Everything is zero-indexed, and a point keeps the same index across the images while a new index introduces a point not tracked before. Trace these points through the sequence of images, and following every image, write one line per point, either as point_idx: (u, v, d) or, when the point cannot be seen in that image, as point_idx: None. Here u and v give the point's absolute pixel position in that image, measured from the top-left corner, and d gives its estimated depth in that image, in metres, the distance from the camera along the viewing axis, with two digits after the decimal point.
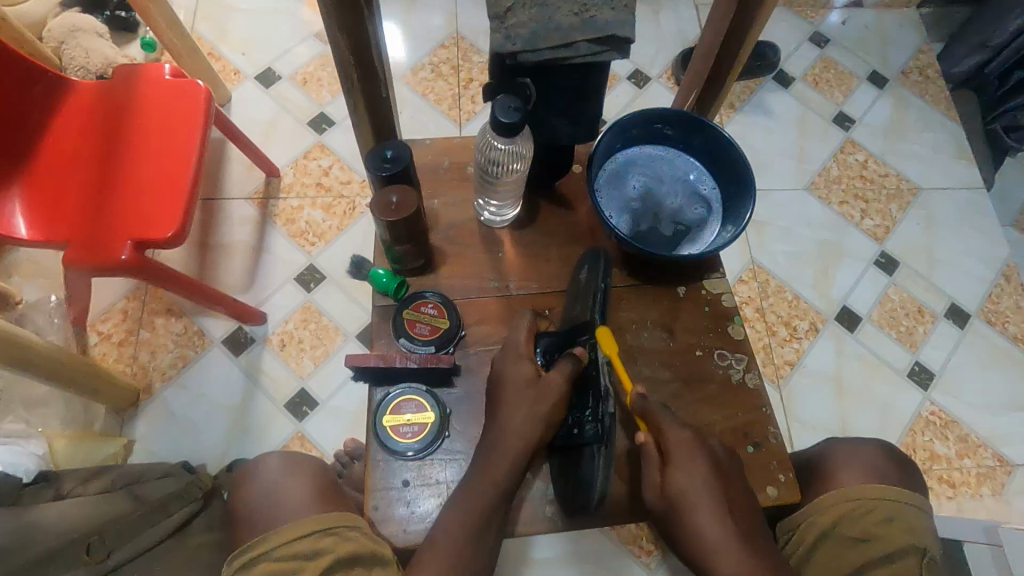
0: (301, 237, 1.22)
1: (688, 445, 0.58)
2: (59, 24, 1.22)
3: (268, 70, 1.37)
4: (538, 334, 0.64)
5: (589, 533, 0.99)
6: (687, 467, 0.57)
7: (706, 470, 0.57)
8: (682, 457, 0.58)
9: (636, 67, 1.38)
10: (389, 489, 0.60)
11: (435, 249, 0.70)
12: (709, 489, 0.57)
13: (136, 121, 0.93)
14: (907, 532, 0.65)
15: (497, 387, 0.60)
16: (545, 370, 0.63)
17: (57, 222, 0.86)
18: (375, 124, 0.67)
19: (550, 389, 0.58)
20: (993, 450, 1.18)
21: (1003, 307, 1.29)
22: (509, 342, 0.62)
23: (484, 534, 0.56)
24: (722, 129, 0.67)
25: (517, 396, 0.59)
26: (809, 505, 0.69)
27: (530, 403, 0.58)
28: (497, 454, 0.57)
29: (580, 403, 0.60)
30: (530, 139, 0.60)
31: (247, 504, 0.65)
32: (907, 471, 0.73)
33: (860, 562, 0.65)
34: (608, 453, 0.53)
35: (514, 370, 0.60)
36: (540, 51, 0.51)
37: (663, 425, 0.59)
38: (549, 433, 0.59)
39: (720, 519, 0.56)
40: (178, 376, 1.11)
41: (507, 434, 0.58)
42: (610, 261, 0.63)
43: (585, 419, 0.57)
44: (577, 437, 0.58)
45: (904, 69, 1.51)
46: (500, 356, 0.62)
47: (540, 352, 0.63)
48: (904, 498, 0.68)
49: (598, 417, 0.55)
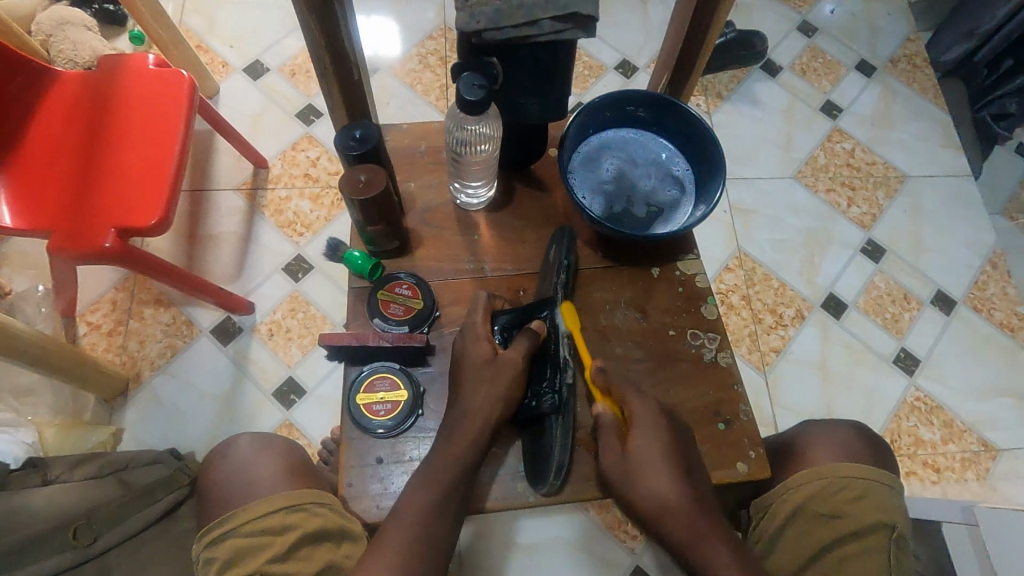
0: (289, 227, 1.23)
1: (653, 416, 0.61)
2: (48, 17, 1.23)
3: (257, 63, 1.38)
4: (494, 313, 0.65)
5: (574, 517, 1.01)
6: (650, 431, 0.60)
7: (666, 436, 0.60)
8: (647, 425, 0.60)
9: (623, 57, 1.39)
10: (364, 466, 0.62)
11: (411, 232, 0.71)
12: (667, 454, 0.60)
13: (119, 111, 0.94)
14: (877, 510, 0.66)
15: (457, 367, 0.62)
16: (502, 348, 0.64)
17: (40, 210, 0.87)
18: (350, 107, 0.68)
19: (507, 367, 0.60)
20: (979, 435, 1.18)
21: (989, 294, 1.29)
22: (466, 324, 0.63)
23: (449, 505, 0.57)
24: (694, 110, 0.68)
25: (477, 373, 0.60)
26: (782, 483, 0.70)
27: (490, 379, 0.60)
28: (461, 427, 0.59)
29: (538, 377, 0.62)
30: (499, 118, 0.61)
31: (217, 482, 0.67)
32: (882, 453, 0.73)
33: (829, 538, 0.66)
34: (564, 423, 0.60)
35: (472, 349, 0.61)
36: (504, 29, 0.52)
37: (625, 395, 0.62)
38: (511, 407, 0.60)
39: (677, 481, 0.59)
40: (166, 365, 1.12)
41: (469, 408, 0.59)
42: (574, 239, 0.67)
43: (543, 392, 0.61)
44: (536, 410, 0.61)
45: (892, 58, 1.51)
46: (459, 339, 0.63)
47: (498, 331, 0.64)
48: (876, 476, 0.68)
49: (556, 388, 0.61)
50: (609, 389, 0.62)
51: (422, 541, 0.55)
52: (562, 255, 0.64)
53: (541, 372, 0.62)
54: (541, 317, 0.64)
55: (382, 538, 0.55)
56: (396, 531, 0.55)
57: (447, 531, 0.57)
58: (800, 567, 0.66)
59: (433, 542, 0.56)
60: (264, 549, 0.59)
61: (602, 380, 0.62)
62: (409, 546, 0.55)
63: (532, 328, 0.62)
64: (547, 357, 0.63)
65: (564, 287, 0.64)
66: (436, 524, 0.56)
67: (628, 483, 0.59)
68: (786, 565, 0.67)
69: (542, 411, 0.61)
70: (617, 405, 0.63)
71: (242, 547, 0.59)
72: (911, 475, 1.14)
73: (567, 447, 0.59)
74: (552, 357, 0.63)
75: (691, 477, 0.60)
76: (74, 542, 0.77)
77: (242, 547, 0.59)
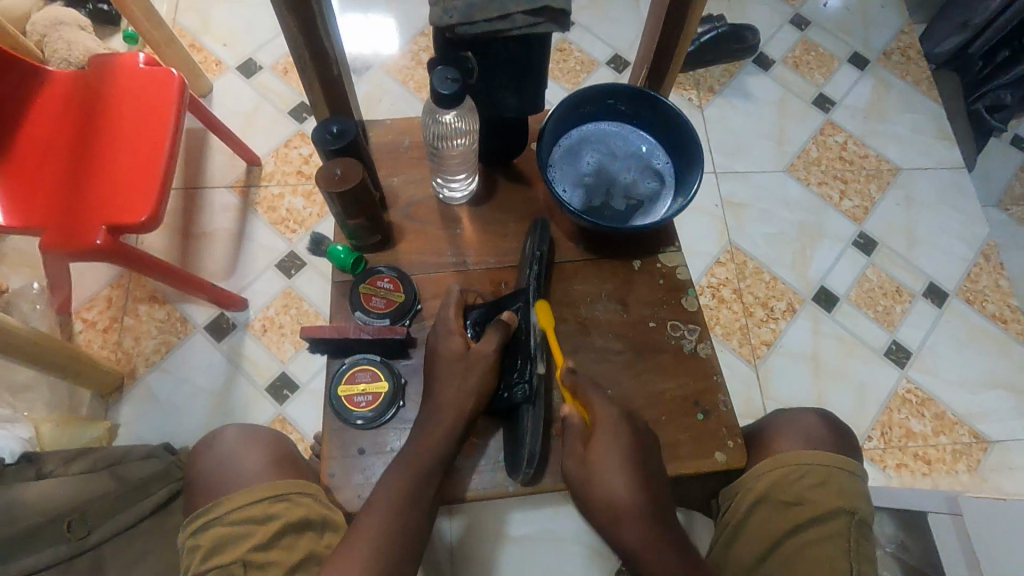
0: (282, 224, 1.24)
1: (616, 423, 0.61)
2: (42, 17, 1.24)
3: (250, 61, 1.39)
4: (468, 307, 0.66)
5: (566, 510, 1.01)
6: (610, 437, 0.60)
7: (626, 445, 0.60)
8: (608, 431, 0.60)
9: (615, 52, 1.39)
10: (346, 457, 0.63)
11: (394, 226, 0.71)
12: (626, 460, 0.59)
13: (110, 109, 0.95)
14: (837, 495, 0.67)
15: (429, 363, 0.62)
16: (475, 341, 0.65)
17: (32, 209, 0.88)
18: (332, 103, 0.69)
19: (479, 361, 0.61)
20: (970, 427, 1.18)
21: (981, 286, 1.29)
22: (438, 318, 0.64)
23: (421, 492, 0.58)
24: (672, 103, 0.69)
25: (448, 368, 0.61)
26: (746, 474, 0.71)
27: (462, 374, 0.60)
28: (432, 421, 0.60)
29: (509, 367, 0.63)
30: (474, 111, 0.62)
31: (203, 471, 0.68)
32: (846, 439, 0.74)
33: (792, 525, 0.67)
34: (535, 415, 0.59)
35: (444, 343, 0.62)
36: (476, 24, 0.53)
37: (590, 400, 0.62)
38: (483, 397, 0.61)
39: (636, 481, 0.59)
40: (161, 361, 1.13)
41: (443, 400, 0.60)
42: (549, 230, 0.68)
43: (512, 383, 0.62)
44: (508, 401, 0.62)
45: (885, 50, 1.51)
46: (432, 334, 0.64)
47: (471, 325, 0.65)
48: (837, 462, 0.69)
49: (527, 377, 0.61)
50: (576, 392, 0.62)
51: (396, 531, 0.56)
52: (535, 244, 0.66)
53: (512, 362, 0.63)
54: (512, 309, 0.65)
55: (353, 528, 0.56)
56: (366, 523, 0.56)
57: (421, 520, 0.58)
58: (764, 554, 0.67)
59: (407, 532, 0.57)
60: (246, 538, 0.59)
61: (571, 381, 0.62)
62: (383, 536, 0.56)
63: (502, 320, 0.63)
64: (519, 348, 0.63)
65: (537, 277, 0.64)
66: (410, 511, 0.57)
67: (588, 487, 0.60)
68: (750, 552, 0.68)
69: (515, 401, 0.61)
70: (584, 409, 0.62)
71: (226, 534, 0.60)
72: (903, 467, 1.15)
73: (537, 438, 0.59)
74: (524, 348, 0.63)
75: (649, 477, 0.60)
76: (67, 535, 0.78)
77: (225, 535, 0.60)
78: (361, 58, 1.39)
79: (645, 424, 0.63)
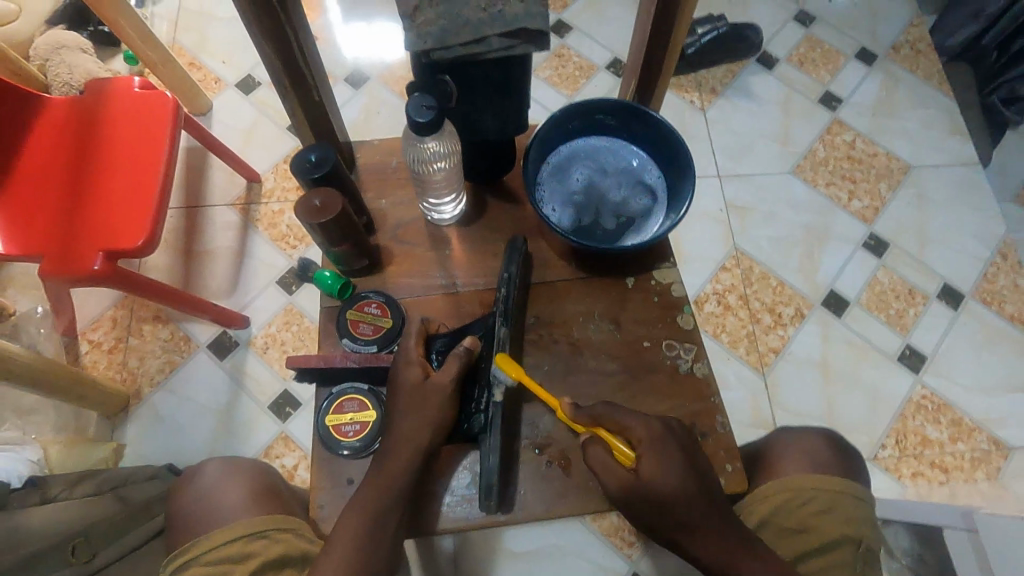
0: (282, 240, 1.24)
1: (659, 435, 0.60)
2: (45, 42, 1.25)
3: (249, 77, 1.39)
4: (431, 336, 0.65)
5: (572, 526, 0.99)
6: (654, 447, 0.59)
7: (676, 458, 0.59)
8: (655, 447, 0.59)
9: (614, 57, 1.37)
10: (335, 488, 0.62)
11: (382, 249, 0.71)
12: (682, 478, 0.58)
13: (107, 134, 0.96)
14: (845, 524, 0.65)
15: (390, 396, 0.61)
16: (438, 369, 0.64)
17: (32, 238, 0.89)
18: (316, 127, 0.68)
19: (435, 393, 0.60)
20: (989, 433, 1.14)
21: (999, 286, 1.25)
22: (400, 347, 0.63)
23: (390, 522, 0.57)
24: (662, 117, 0.67)
25: (407, 398, 0.60)
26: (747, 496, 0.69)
27: (418, 406, 0.60)
28: (394, 451, 0.59)
29: (468, 396, 0.64)
30: (455, 134, 0.62)
31: (185, 508, 0.69)
32: (851, 461, 0.73)
33: (797, 554, 0.65)
34: (490, 444, 0.60)
35: (402, 374, 0.61)
36: (451, 48, 0.52)
37: (621, 420, 0.61)
38: (445, 425, 0.61)
39: (685, 470, 0.59)
40: (165, 381, 1.14)
41: (408, 429, 0.59)
42: (524, 251, 0.68)
43: (473, 411, 0.63)
44: (468, 431, 0.63)
45: (895, 44, 1.47)
46: (392, 363, 0.63)
47: (435, 353, 0.65)
48: (844, 487, 0.67)
49: (484, 407, 0.62)
50: (598, 421, 0.61)
51: (365, 561, 0.56)
52: (503, 265, 0.66)
53: (476, 390, 0.63)
54: (477, 334, 0.65)
55: (319, 559, 0.57)
56: (332, 555, 0.56)
57: (386, 551, 0.57)
58: None
59: (371, 564, 0.56)
60: None
61: (588, 417, 0.61)
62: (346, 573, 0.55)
63: (462, 348, 0.62)
64: (482, 375, 0.63)
65: (505, 300, 0.64)
66: (381, 538, 0.57)
67: (651, 503, 0.58)
68: None
69: (472, 431, 0.63)
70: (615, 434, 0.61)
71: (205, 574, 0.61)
72: (918, 476, 1.11)
73: (495, 469, 0.60)
74: (484, 375, 0.63)
75: (709, 495, 0.59)
76: (73, 560, 0.76)
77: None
78: (360, 69, 1.38)
79: (684, 431, 0.62)
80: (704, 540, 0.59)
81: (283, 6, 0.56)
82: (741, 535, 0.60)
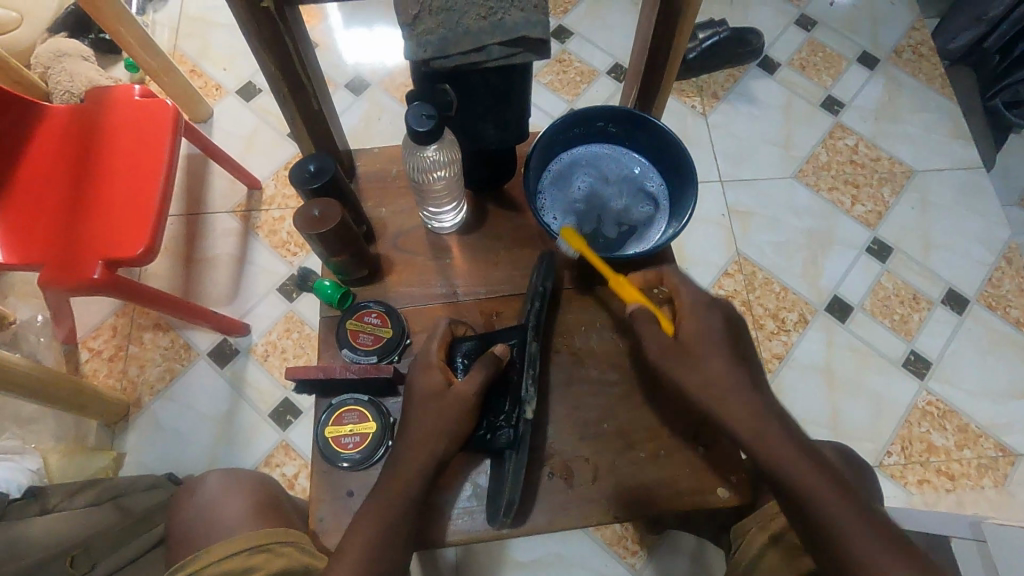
0: (283, 247, 1.24)
1: (703, 303, 0.60)
2: (46, 50, 1.25)
3: (249, 84, 1.39)
4: (456, 340, 0.64)
5: (575, 535, 0.98)
6: (700, 314, 0.60)
7: (717, 324, 0.59)
8: (696, 309, 0.60)
9: (615, 62, 1.36)
10: (336, 501, 0.62)
11: (382, 258, 0.70)
12: (719, 339, 0.58)
13: (108, 142, 0.96)
14: None
15: (407, 400, 0.60)
16: (462, 376, 0.62)
17: (32, 247, 0.89)
18: (315, 136, 0.68)
19: (455, 402, 0.58)
20: (995, 440, 1.13)
21: (1004, 290, 1.24)
22: (422, 351, 0.62)
23: (390, 536, 0.56)
24: (663, 124, 0.67)
25: (424, 406, 0.59)
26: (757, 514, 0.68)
27: (438, 416, 0.58)
28: (395, 464, 0.58)
29: (494, 408, 0.61)
30: (455, 143, 0.61)
31: (184, 521, 0.69)
32: (866, 478, 0.71)
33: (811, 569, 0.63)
34: (517, 461, 0.59)
35: (423, 380, 0.60)
36: (451, 57, 0.51)
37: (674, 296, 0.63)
38: (462, 437, 0.59)
39: (727, 342, 0.59)
40: (166, 389, 1.13)
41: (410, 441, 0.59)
42: (555, 264, 0.67)
43: (498, 425, 0.60)
44: (490, 443, 0.60)
45: (896, 48, 1.46)
46: (413, 366, 0.62)
47: (461, 358, 0.63)
48: None
49: (513, 422, 0.59)
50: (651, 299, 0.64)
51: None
52: (538, 279, 0.65)
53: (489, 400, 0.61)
54: (506, 343, 0.63)
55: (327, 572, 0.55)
56: (340, 570, 0.54)
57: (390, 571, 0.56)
58: None
59: None
60: None
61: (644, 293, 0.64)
62: None
63: (493, 355, 0.60)
64: (514, 388, 0.61)
65: (537, 313, 0.63)
66: (383, 557, 0.55)
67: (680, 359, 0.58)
68: None
69: (497, 445, 0.59)
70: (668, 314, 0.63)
71: None
72: (924, 483, 1.10)
73: (518, 486, 0.58)
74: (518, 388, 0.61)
75: (760, 389, 0.58)
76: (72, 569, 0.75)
77: None
78: (361, 75, 1.38)
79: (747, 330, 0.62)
80: (741, 415, 0.56)
81: (282, 15, 0.56)
82: (792, 431, 0.56)
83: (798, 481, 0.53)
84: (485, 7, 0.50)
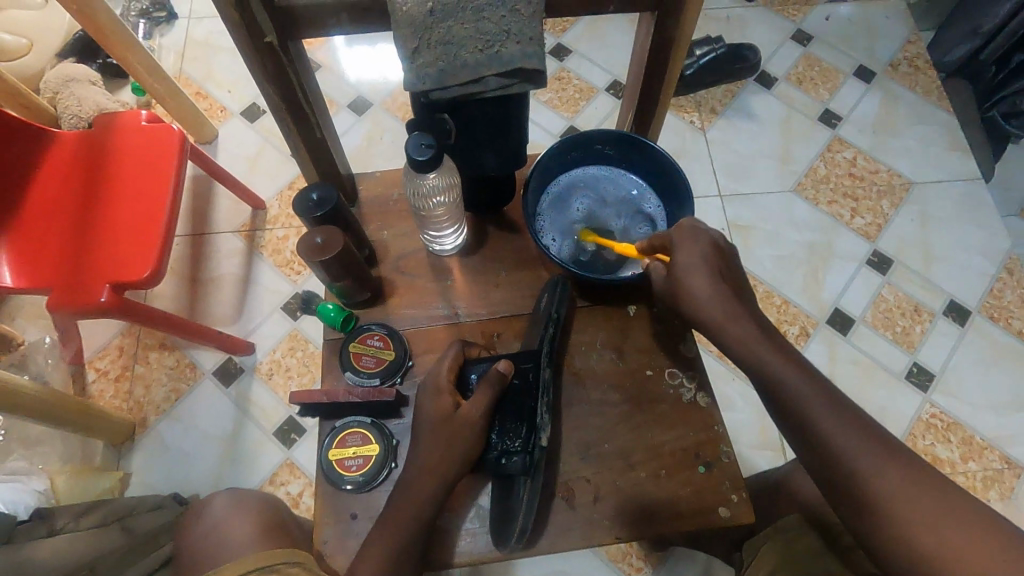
0: (287, 266, 1.25)
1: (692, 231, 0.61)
2: (55, 76, 1.28)
3: (254, 105, 1.42)
4: (467, 363, 0.64)
5: (579, 552, 0.99)
6: (688, 241, 0.60)
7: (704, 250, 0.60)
8: (683, 237, 0.61)
9: (614, 79, 1.38)
10: (340, 523, 0.63)
11: (384, 281, 0.71)
12: (705, 263, 0.59)
13: (116, 167, 0.97)
14: None
15: (417, 424, 0.61)
16: (469, 398, 0.63)
17: (41, 272, 0.90)
18: (318, 162, 0.69)
19: (464, 428, 0.59)
20: (1000, 452, 1.13)
21: (1006, 301, 1.24)
22: (432, 374, 0.63)
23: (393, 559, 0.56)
24: (659, 147, 0.68)
25: (433, 430, 0.59)
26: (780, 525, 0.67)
27: (447, 440, 0.59)
28: (397, 487, 0.59)
29: (507, 433, 0.60)
30: (455, 169, 0.63)
31: (191, 543, 0.69)
32: None
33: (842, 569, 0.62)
34: (532, 487, 0.59)
35: (433, 405, 0.60)
36: (449, 88, 0.53)
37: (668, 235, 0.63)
38: (471, 462, 0.59)
39: (712, 263, 0.59)
40: (172, 409, 1.14)
41: (413, 465, 0.59)
42: (569, 290, 0.67)
43: (511, 450, 0.60)
44: (504, 468, 0.60)
45: (892, 61, 1.47)
46: (421, 390, 0.62)
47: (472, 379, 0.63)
48: None
49: (528, 448, 0.59)
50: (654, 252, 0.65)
51: None
52: (554, 305, 0.65)
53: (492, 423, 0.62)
54: (514, 360, 0.63)
55: None
56: None
57: None
58: None
59: None
60: None
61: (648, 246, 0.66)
62: None
63: (497, 373, 0.60)
64: (525, 412, 0.61)
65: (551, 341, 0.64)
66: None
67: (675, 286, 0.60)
68: None
69: (510, 471, 0.59)
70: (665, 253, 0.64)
71: None
72: None
73: (531, 513, 0.58)
74: (530, 414, 0.61)
75: (751, 317, 0.59)
76: None
77: None
78: (363, 95, 1.40)
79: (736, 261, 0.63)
80: (727, 331, 0.58)
81: (285, 49, 0.57)
82: (778, 345, 0.57)
83: (787, 393, 0.54)
84: (482, 40, 0.51)
